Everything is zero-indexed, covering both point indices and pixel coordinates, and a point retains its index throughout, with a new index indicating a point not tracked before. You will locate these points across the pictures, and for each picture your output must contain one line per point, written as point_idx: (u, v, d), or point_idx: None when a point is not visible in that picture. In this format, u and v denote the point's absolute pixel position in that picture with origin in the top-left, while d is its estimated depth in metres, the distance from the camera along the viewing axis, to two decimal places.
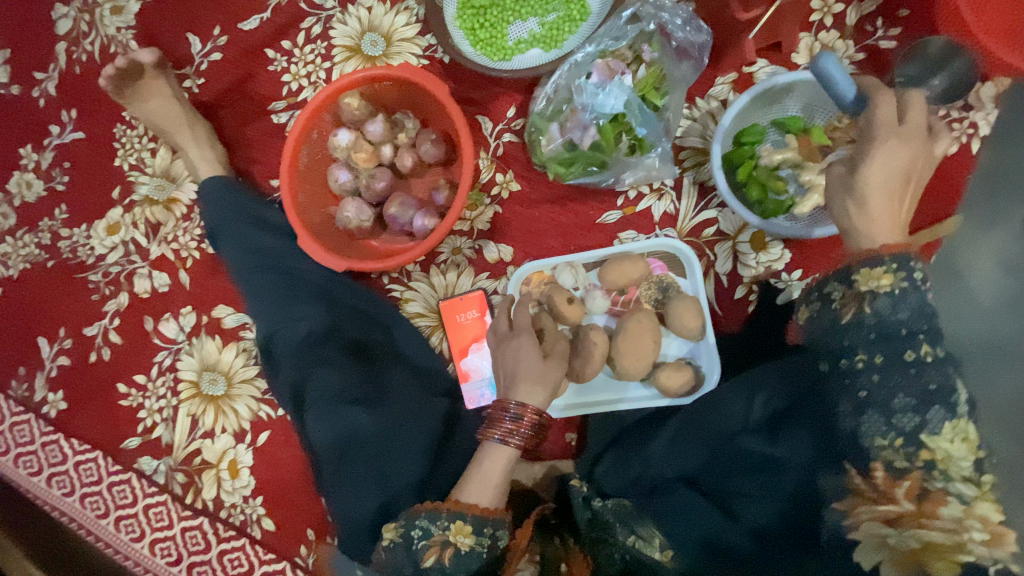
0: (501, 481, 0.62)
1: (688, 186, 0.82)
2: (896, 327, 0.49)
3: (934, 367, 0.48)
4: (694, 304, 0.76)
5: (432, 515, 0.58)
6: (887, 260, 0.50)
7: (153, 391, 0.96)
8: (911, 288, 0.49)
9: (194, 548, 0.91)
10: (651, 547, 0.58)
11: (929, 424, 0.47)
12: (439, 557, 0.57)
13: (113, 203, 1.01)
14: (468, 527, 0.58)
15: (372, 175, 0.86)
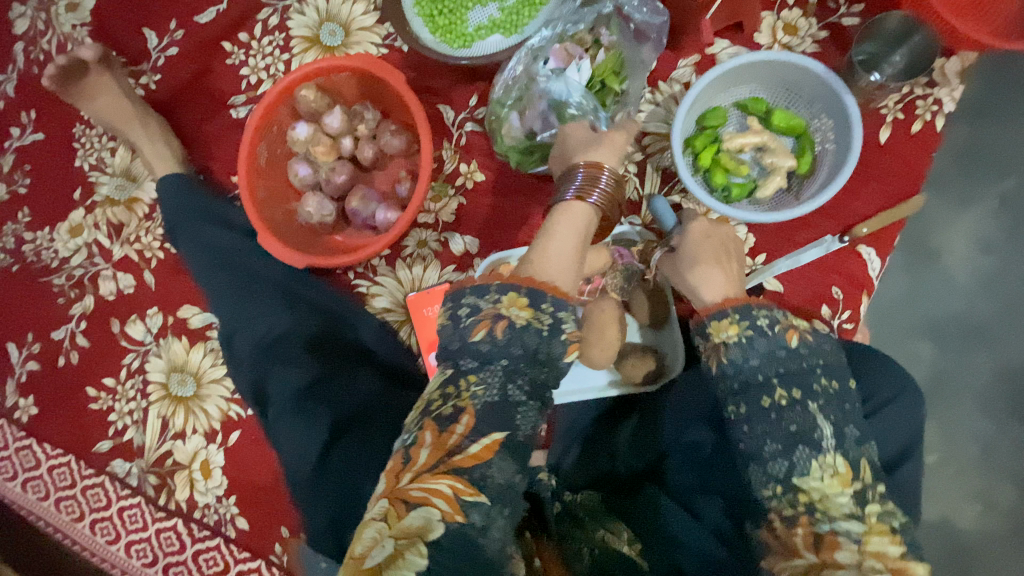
0: (577, 253, 0.53)
1: (652, 172, 0.81)
2: (753, 374, 0.52)
3: (795, 409, 0.50)
4: (661, 296, 0.79)
5: (480, 288, 0.49)
6: (730, 312, 0.55)
7: (123, 393, 0.95)
8: (757, 333, 0.53)
9: (169, 549, 0.91)
10: (619, 541, 0.59)
11: (798, 467, 0.49)
12: (490, 330, 0.47)
13: (74, 204, 1.00)
14: (525, 298, 0.48)
15: (332, 169, 0.85)
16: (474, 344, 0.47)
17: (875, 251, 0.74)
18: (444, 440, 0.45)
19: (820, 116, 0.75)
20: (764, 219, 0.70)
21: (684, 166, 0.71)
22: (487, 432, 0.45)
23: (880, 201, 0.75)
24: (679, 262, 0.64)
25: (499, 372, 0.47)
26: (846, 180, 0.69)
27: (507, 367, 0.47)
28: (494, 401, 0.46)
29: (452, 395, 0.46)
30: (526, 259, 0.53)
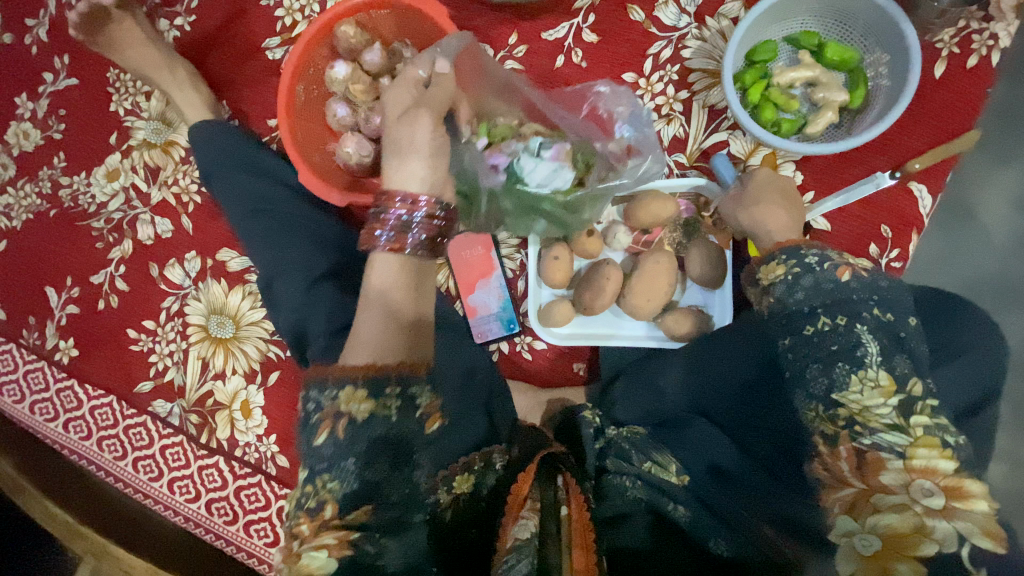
0: (397, 302, 0.57)
1: (698, 110, 0.80)
2: (797, 306, 0.58)
3: (837, 332, 0.55)
4: (716, 254, 0.76)
5: (319, 384, 0.51)
6: (778, 254, 0.61)
7: (163, 335, 0.97)
8: (803, 270, 0.59)
9: (211, 485, 0.93)
10: (665, 472, 0.64)
11: (836, 383, 0.54)
12: (332, 430, 0.49)
13: (111, 149, 1.00)
14: (361, 392, 0.50)
15: (371, 108, 0.84)
16: (318, 447, 0.50)
17: (927, 189, 0.73)
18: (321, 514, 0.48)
19: (874, 51, 0.73)
20: (816, 151, 0.69)
21: (735, 98, 0.71)
22: (359, 501, 0.49)
23: (931, 138, 0.74)
24: (736, 204, 0.71)
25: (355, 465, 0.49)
26: (902, 112, 0.67)
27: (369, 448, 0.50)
28: (392, 516, 0.50)
29: (311, 495, 0.49)
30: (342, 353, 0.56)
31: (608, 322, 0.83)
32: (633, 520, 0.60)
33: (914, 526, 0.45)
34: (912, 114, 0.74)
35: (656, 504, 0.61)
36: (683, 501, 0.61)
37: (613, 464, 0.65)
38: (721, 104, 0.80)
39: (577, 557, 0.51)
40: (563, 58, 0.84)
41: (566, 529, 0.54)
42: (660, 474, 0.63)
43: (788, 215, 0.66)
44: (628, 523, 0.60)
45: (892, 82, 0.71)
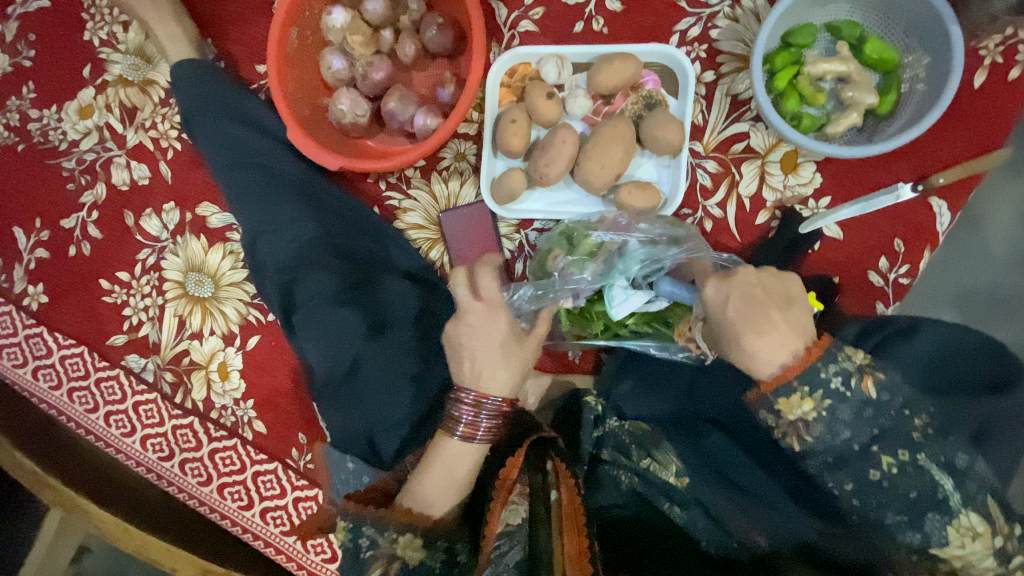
0: (459, 479, 0.59)
1: (720, 96, 0.74)
2: (846, 446, 0.50)
3: (907, 474, 0.48)
4: (675, 119, 0.70)
5: (377, 526, 0.54)
6: (797, 383, 0.51)
7: (137, 288, 0.92)
8: (837, 401, 0.50)
9: (185, 445, 0.91)
10: (664, 470, 0.61)
11: (933, 537, 0.47)
12: (385, 570, 0.52)
13: (85, 83, 0.92)
14: (419, 542, 0.54)
15: (370, 63, 0.77)
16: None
17: (947, 205, 0.70)
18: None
19: (916, 52, 0.68)
20: (837, 153, 0.65)
21: (762, 86, 0.66)
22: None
23: (959, 152, 0.70)
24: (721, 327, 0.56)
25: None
26: (934, 121, 0.63)
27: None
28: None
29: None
30: (405, 491, 0.59)
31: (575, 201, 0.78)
32: (621, 509, 0.60)
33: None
34: (943, 124, 0.70)
35: (652, 500, 0.60)
36: (684, 504, 0.59)
37: (609, 453, 0.65)
38: (746, 93, 0.74)
39: (567, 541, 0.50)
40: (582, 25, 0.78)
41: (557, 519, 0.53)
42: (658, 472, 0.61)
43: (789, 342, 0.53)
44: (626, 513, 0.59)
45: (930, 88, 0.66)
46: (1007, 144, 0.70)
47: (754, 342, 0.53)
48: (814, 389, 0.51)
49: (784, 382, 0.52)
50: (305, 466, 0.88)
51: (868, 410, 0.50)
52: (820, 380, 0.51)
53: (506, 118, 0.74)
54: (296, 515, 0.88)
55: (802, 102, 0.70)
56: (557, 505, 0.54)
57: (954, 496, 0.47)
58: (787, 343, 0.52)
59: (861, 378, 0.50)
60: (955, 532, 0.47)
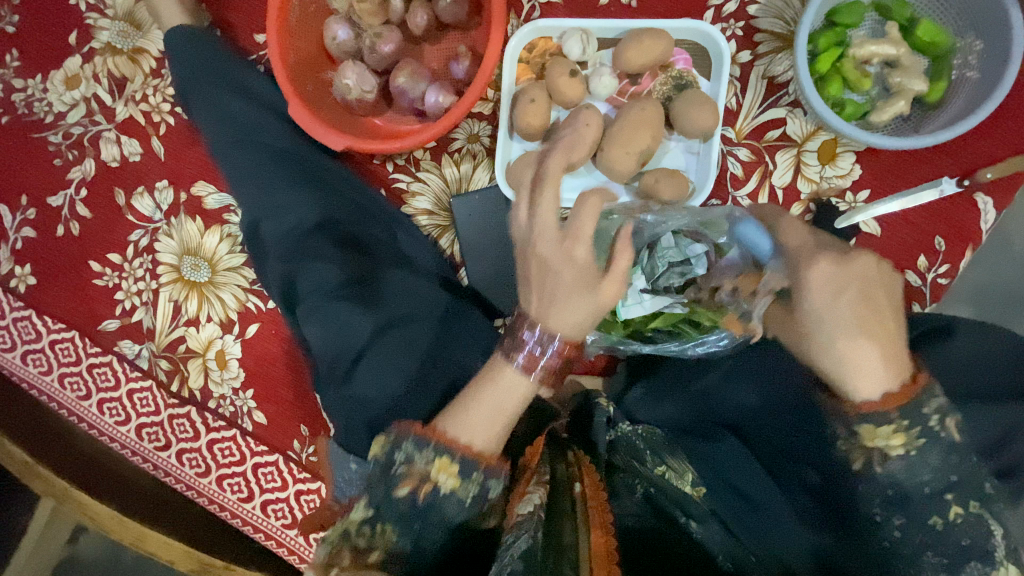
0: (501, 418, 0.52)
1: (756, 78, 0.69)
2: (917, 489, 0.45)
3: (969, 524, 0.44)
4: (709, 102, 0.65)
5: (418, 443, 0.49)
6: (893, 414, 0.44)
7: (130, 271, 0.88)
8: (932, 442, 0.44)
9: (182, 435, 0.88)
10: (680, 480, 0.58)
11: None
12: (414, 491, 0.47)
13: (71, 51, 0.86)
14: (456, 466, 0.48)
15: (378, 35, 0.71)
16: (396, 499, 0.47)
17: (992, 202, 0.66)
18: (368, 555, 0.45)
19: (968, 36, 0.63)
20: (883, 143, 0.61)
21: (805, 69, 0.61)
22: (419, 529, 0.47)
23: (1008, 146, 0.66)
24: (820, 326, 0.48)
25: (415, 525, 0.47)
26: (987, 113, 0.59)
27: (420, 527, 0.47)
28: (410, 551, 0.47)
29: (361, 535, 0.46)
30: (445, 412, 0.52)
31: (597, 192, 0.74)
32: (636, 520, 0.56)
33: None
34: (992, 115, 0.66)
35: (667, 512, 0.57)
36: (700, 517, 0.56)
37: (621, 458, 0.63)
38: (783, 76, 0.69)
39: (594, 535, 0.47)
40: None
41: (582, 513, 0.50)
42: (674, 482, 0.58)
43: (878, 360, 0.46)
44: (643, 525, 0.55)
45: (981, 76, 0.62)
46: None
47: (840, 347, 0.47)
48: (914, 425, 0.44)
49: (878, 412, 0.45)
50: (307, 459, 0.85)
51: (956, 455, 0.44)
52: (922, 417, 0.44)
53: (525, 97, 0.69)
54: (298, 508, 0.85)
55: (844, 87, 0.65)
56: (581, 498, 0.53)
57: (1000, 547, 0.43)
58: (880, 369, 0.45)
59: (959, 420, 0.45)
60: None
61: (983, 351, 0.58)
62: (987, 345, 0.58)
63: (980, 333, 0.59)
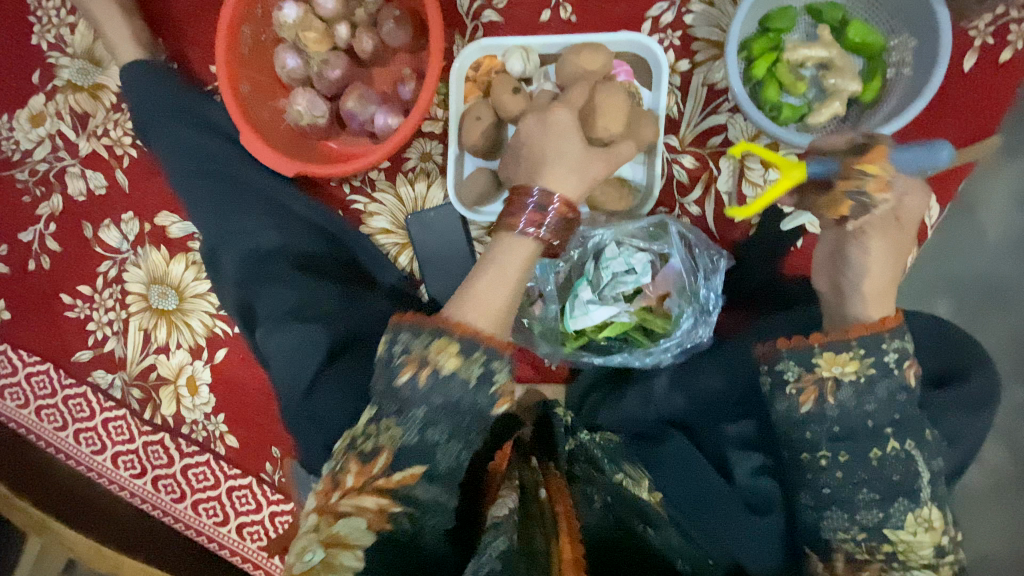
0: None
1: (696, 86, 0.70)
2: (862, 420, 0.48)
3: (899, 459, 0.48)
4: (647, 115, 0.66)
5: (415, 328, 0.48)
6: (854, 345, 0.48)
7: (100, 302, 0.89)
8: (881, 374, 0.48)
9: (157, 462, 0.89)
10: (636, 487, 0.57)
11: (892, 520, 0.47)
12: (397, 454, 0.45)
13: (34, 90, 0.88)
14: (456, 345, 0.47)
15: (325, 61, 0.73)
16: (398, 385, 0.47)
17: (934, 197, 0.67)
18: (376, 457, 0.45)
19: (901, 34, 0.64)
20: (819, 145, 0.62)
21: (738, 78, 0.62)
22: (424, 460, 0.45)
23: (947, 140, 0.66)
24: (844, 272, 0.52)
25: (419, 415, 0.46)
26: (919, 110, 0.60)
27: (426, 413, 0.46)
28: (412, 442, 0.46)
29: (370, 430, 0.47)
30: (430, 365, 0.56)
31: None
32: (598, 532, 0.53)
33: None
34: (930, 111, 0.66)
35: (626, 521, 0.54)
36: (657, 522, 0.54)
37: (580, 469, 0.60)
38: (723, 83, 0.70)
39: (561, 536, 0.46)
40: (549, 15, 0.73)
41: (551, 518, 0.49)
42: (631, 489, 0.57)
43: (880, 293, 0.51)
44: (601, 534, 0.53)
45: (915, 74, 0.62)
46: (998, 130, 0.66)
47: (867, 283, 0.51)
48: (869, 356, 0.48)
49: (840, 341, 0.49)
50: (280, 480, 0.86)
51: (904, 394, 0.48)
52: (880, 351, 0.48)
53: (470, 116, 0.70)
54: (273, 530, 0.86)
55: (781, 91, 0.66)
56: (547, 502, 0.51)
57: (925, 489, 0.48)
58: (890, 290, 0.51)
59: (911, 365, 0.49)
60: (913, 520, 0.47)
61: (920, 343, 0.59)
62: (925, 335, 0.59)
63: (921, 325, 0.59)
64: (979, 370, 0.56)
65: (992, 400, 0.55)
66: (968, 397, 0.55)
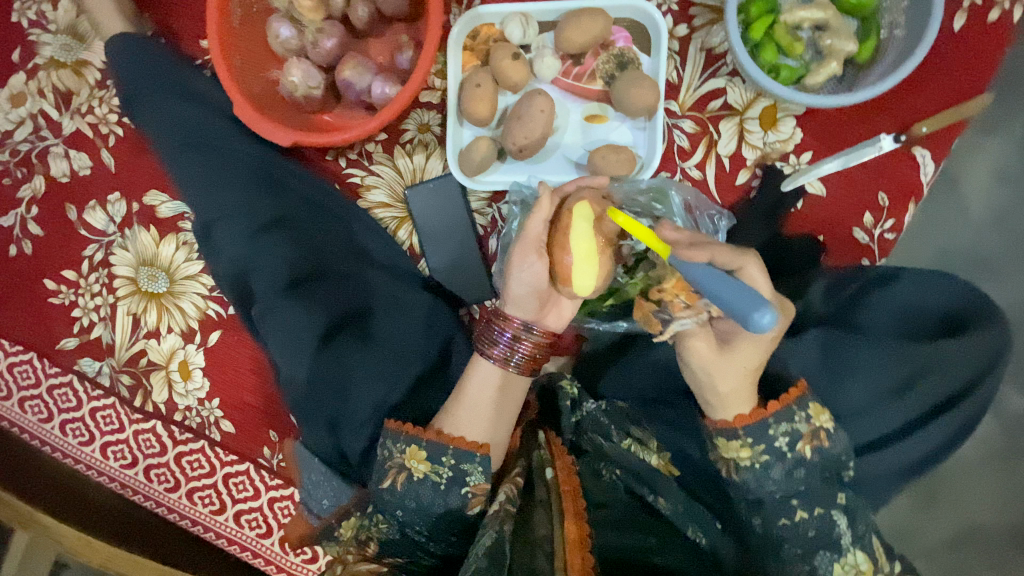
0: (491, 406, 0.56)
1: (694, 51, 0.70)
2: (767, 494, 0.51)
3: (815, 518, 0.50)
4: (648, 79, 0.66)
5: (393, 436, 0.55)
6: (740, 433, 0.51)
7: (86, 287, 0.86)
8: (773, 458, 0.50)
9: (149, 451, 0.86)
10: (644, 450, 0.61)
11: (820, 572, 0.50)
12: (394, 480, 0.53)
13: (15, 68, 0.85)
14: (423, 451, 0.53)
15: (320, 30, 0.72)
16: (381, 490, 0.54)
17: (930, 156, 0.68)
18: (367, 545, 0.54)
19: None
20: (818, 104, 0.62)
21: (737, 38, 0.63)
22: (398, 552, 0.53)
23: (942, 100, 0.68)
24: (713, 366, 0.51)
25: (398, 515, 0.53)
26: (915, 66, 0.60)
27: (403, 515, 0.53)
28: (393, 537, 0.53)
29: (366, 528, 0.55)
30: (444, 408, 0.57)
31: (551, 169, 0.73)
32: (611, 512, 0.55)
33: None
34: (924, 71, 0.68)
35: (636, 490, 0.58)
36: (666, 491, 0.58)
37: (588, 441, 0.63)
38: (721, 47, 0.70)
39: (568, 523, 0.48)
40: None
41: (556, 500, 0.50)
42: (641, 454, 0.61)
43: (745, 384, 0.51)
44: (614, 516, 0.54)
45: (908, 33, 0.63)
46: (987, 90, 0.67)
47: (723, 385, 0.51)
48: (758, 442, 0.51)
49: (729, 428, 0.52)
50: (279, 465, 0.84)
51: (800, 469, 0.50)
52: (768, 437, 0.50)
53: (470, 83, 0.69)
54: (273, 517, 0.83)
55: (778, 53, 0.66)
56: (553, 482, 0.53)
57: (846, 535, 0.50)
58: (747, 391, 0.51)
59: (808, 441, 0.50)
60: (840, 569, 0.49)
61: (928, 301, 0.58)
62: (932, 295, 0.59)
63: (928, 281, 0.59)
64: (993, 324, 0.55)
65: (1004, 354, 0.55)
66: (975, 351, 0.54)
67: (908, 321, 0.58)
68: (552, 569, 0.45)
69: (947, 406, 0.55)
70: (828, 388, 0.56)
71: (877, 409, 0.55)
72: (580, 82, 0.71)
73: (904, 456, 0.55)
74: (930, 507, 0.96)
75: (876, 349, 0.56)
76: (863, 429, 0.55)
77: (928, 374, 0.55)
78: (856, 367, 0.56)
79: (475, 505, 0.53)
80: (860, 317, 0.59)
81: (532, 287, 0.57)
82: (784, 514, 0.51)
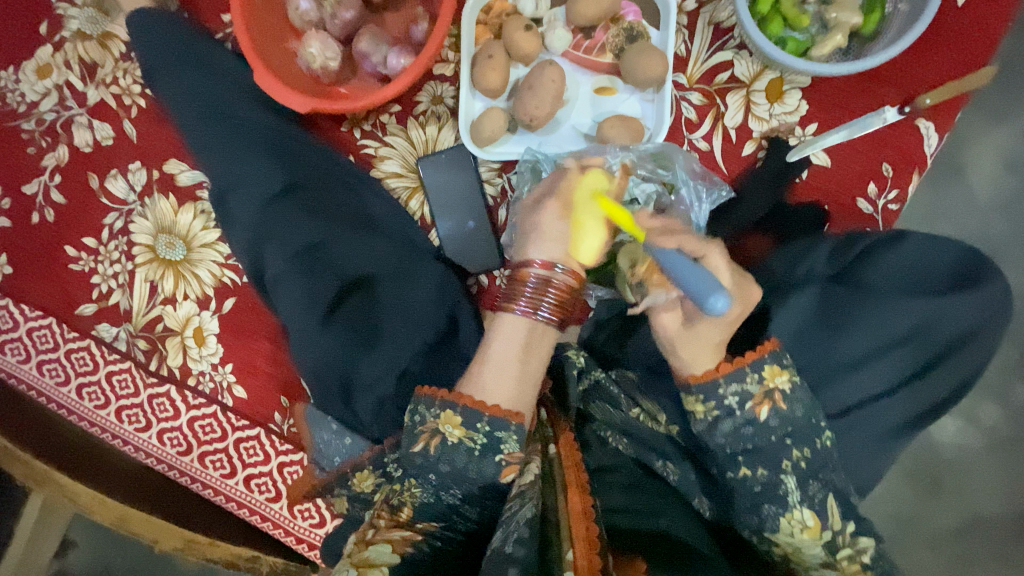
0: (515, 370, 0.56)
1: (702, 24, 0.72)
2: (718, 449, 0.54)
3: (761, 474, 0.53)
4: (657, 50, 0.68)
5: (426, 401, 0.56)
6: (694, 391, 0.54)
7: (106, 255, 0.88)
8: (724, 414, 0.53)
9: (162, 415, 0.88)
10: (652, 420, 0.63)
11: (769, 524, 0.52)
12: (428, 443, 0.54)
13: (41, 40, 0.88)
14: (458, 417, 0.54)
15: (338, 2, 0.74)
16: (413, 454, 0.55)
17: (934, 127, 0.69)
18: (399, 511, 0.54)
19: None
20: (823, 72, 0.63)
21: (745, 10, 0.64)
22: (426, 518, 0.54)
23: (945, 74, 0.69)
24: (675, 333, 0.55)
25: (432, 479, 0.54)
26: (918, 36, 0.62)
27: (438, 478, 0.54)
28: (427, 501, 0.54)
29: (396, 494, 0.55)
30: (471, 373, 0.57)
31: (562, 141, 0.75)
32: (618, 475, 0.56)
33: (818, 536, 0.51)
34: (927, 44, 0.69)
35: (645, 459, 0.59)
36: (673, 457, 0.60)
37: (597, 408, 0.64)
38: (728, 21, 0.72)
39: (572, 495, 0.48)
40: None
41: (559, 475, 0.52)
42: (648, 423, 0.63)
43: (717, 346, 0.54)
44: (624, 479, 0.56)
45: (912, 7, 0.65)
46: (989, 63, 0.69)
47: (682, 350, 0.55)
48: (710, 399, 0.54)
49: (686, 385, 0.55)
50: (288, 430, 0.85)
51: (749, 427, 0.53)
52: (718, 395, 0.53)
53: (483, 54, 0.71)
54: (282, 481, 0.85)
55: (785, 27, 0.68)
56: (558, 456, 0.54)
57: (792, 493, 0.52)
58: (709, 353, 0.54)
59: (759, 400, 0.53)
60: (787, 523, 0.52)
61: (929, 263, 0.61)
62: (933, 256, 0.61)
63: (931, 243, 0.61)
64: (989, 281, 0.58)
65: (995, 311, 0.58)
66: (968, 306, 0.58)
67: (912, 280, 0.60)
68: (557, 536, 0.45)
69: (934, 360, 0.58)
70: (825, 341, 0.58)
71: (873, 361, 0.58)
72: (590, 54, 0.72)
73: (895, 413, 0.58)
74: (935, 496, 0.97)
75: (877, 306, 0.58)
76: (860, 385, 0.58)
77: (924, 330, 0.58)
78: (857, 322, 0.58)
79: (508, 473, 0.54)
80: (860, 277, 0.61)
81: (557, 241, 0.58)
82: (733, 468, 0.54)
